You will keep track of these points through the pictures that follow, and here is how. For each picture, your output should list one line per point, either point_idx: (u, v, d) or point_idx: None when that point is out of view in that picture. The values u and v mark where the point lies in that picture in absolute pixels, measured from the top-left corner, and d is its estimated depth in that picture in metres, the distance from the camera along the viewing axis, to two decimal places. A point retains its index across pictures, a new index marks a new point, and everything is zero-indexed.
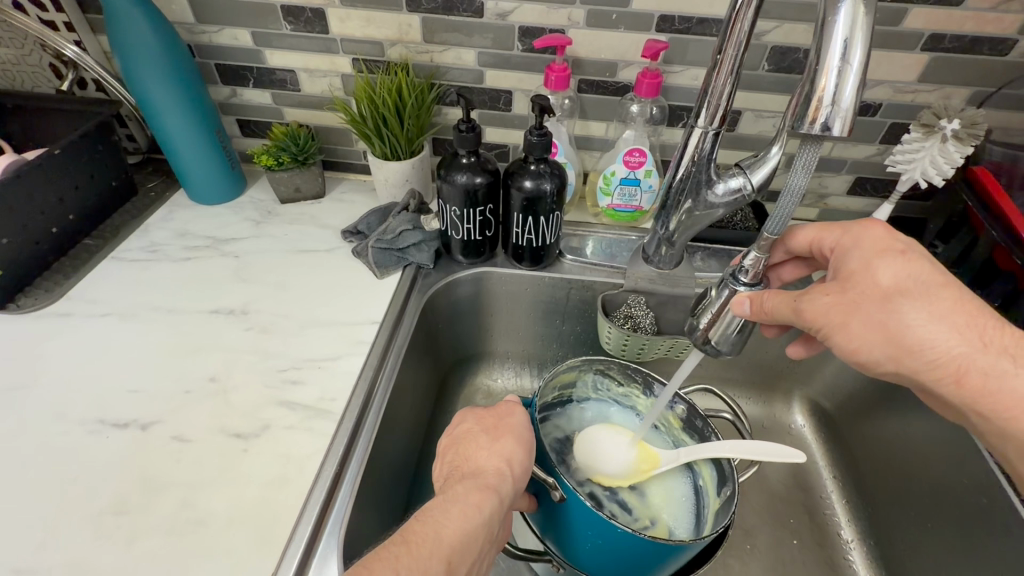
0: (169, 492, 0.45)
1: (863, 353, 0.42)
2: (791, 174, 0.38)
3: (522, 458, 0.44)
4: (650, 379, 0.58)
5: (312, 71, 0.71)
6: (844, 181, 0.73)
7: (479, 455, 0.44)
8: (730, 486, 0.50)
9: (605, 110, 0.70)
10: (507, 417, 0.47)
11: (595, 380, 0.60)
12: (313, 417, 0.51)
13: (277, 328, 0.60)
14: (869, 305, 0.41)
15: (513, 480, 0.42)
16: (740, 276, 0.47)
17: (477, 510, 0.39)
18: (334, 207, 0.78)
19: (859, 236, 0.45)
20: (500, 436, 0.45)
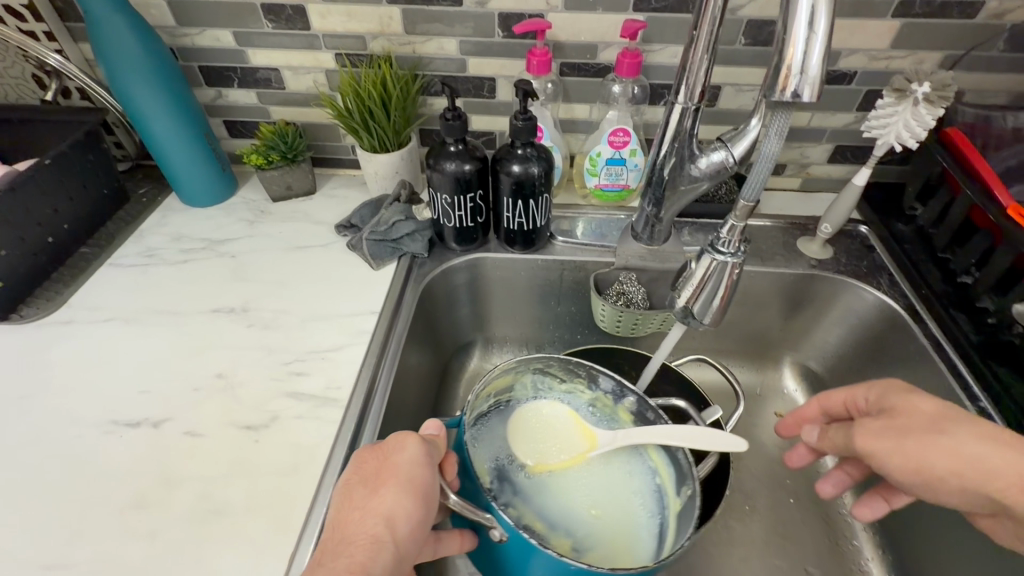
0: (186, 485, 0.47)
1: (927, 472, 0.40)
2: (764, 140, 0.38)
3: (407, 511, 0.41)
4: (593, 374, 0.58)
5: (296, 68, 0.72)
6: (824, 150, 0.75)
7: (355, 518, 0.40)
8: (692, 484, 0.50)
9: (587, 92, 0.71)
10: (385, 464, 0.42)
11: (535, 380, 0.58)
12: (320, 406, 0.53)
13: (278, 323, 0.61)
14: (918, 430, 0.41)
15: (392, 547, 0.39)
16: (718, 247, 0.44)
17: None
18: (326, 202, 0.79)
19: (886, 387, 0.47)
20: (381, 486, 0.41)
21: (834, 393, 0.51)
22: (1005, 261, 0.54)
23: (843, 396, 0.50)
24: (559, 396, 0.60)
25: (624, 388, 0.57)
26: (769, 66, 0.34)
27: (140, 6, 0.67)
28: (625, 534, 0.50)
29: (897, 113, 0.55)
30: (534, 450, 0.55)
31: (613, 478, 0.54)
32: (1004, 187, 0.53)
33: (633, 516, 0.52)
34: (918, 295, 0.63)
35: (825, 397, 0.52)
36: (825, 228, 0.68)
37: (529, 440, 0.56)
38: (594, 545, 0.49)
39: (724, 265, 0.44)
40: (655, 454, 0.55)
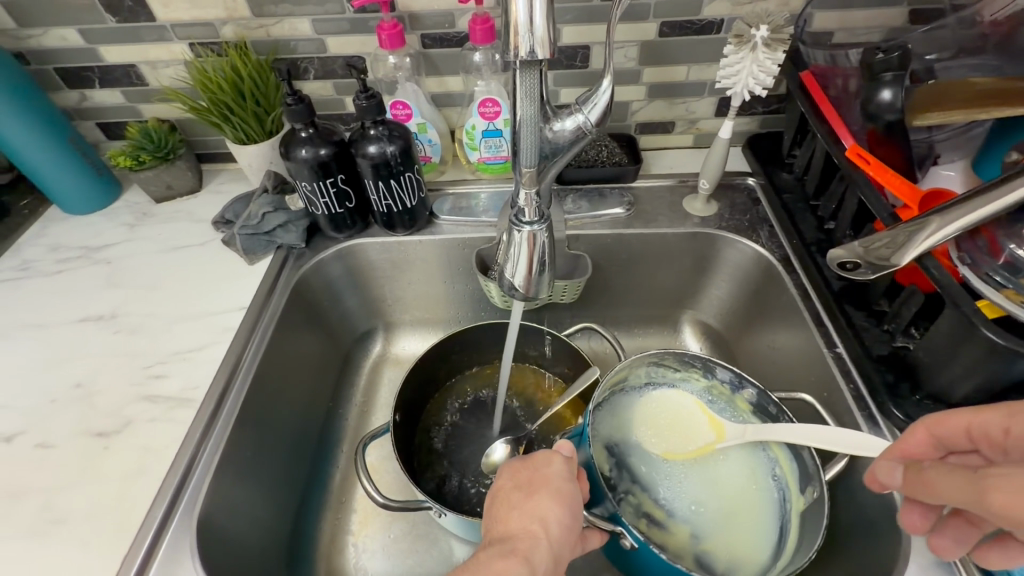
0: (31, 497, 0.47)
1: None
2: (518, 104, 0.39)
3: (556, 516, 0.41)
4: (710, 364, 0.57)
5: (153, 63, 0.69)
6: (709, 104, 0.73)
7: (510, 517, 0.41)
8: (818, 486, 0.49)
9: (455, 63, 0.69)
10: (545, 467, 0.44)
11: (649, 370, 0.58)
12: (176, 407, 0.53)
13: (145, 327, 0.60)
14: None
15: (547, 545, 0.39)
16: (520, 216, 0.44)
17: None
18: (210, 199, 0.77)
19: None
20: (534, 491, 0.42)
21: (955, 416, 0.36)
22: (854, 203, 0.53)
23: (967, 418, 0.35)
24: (675, 384, 0.59)
25: (744, 380, 0.56)
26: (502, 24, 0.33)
27: None
28: (748, 528, 0.51)
29: (743, 61, 0.53)
30: (661, 437, 0.55)
31: (737, 472, 0.54)
32: (847, 128, 0.53)
33: (758, 507, 0.52)
34: (792, 245, 0.63)
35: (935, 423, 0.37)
36: (704, 183, 0.67)
37: (649, 429, 0.56)
38: (712, 536, 0.50)
39: (533, 234, 0.44)
40: (777, 448, 0.53)
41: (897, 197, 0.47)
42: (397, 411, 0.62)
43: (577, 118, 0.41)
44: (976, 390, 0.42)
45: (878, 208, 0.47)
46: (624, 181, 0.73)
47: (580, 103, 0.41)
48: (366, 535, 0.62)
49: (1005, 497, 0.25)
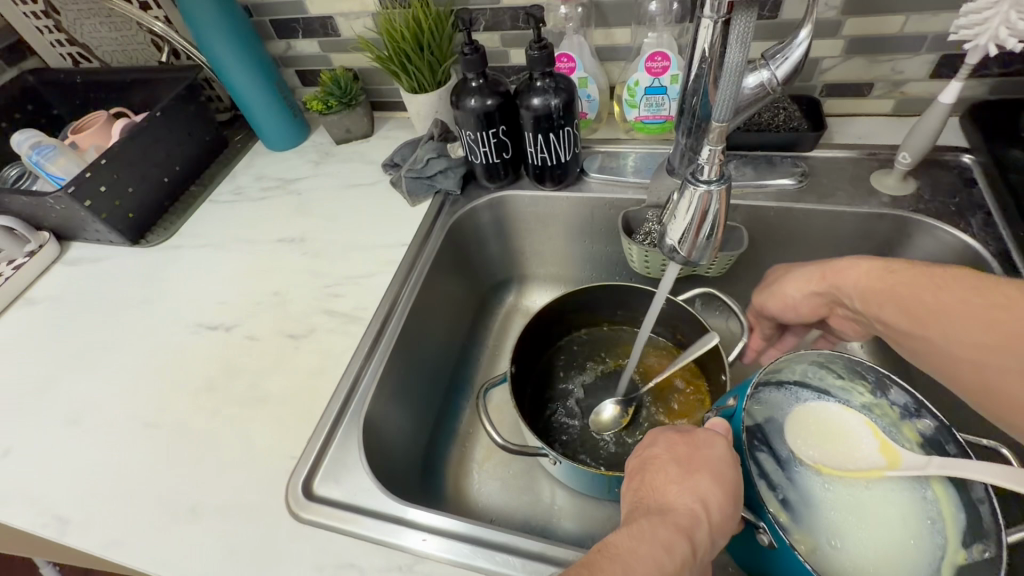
0: (243, 376, 0.58)
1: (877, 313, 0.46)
2: (729, 50, 0.37)
3: (718, 500, 0.40)
4: (886, 382, 0.49)
5: (346, 14, 0.77)
6: (924, 63, 0.62)
7: (669, 491, 0.42)
8: (991, 545, 0.41)
9: (625, 13, 0.66)
10: (705, 450, 0.43)
11: (807, 369, 0.51)
12: (349, 322, 0.61)
13: (326, 252, 0.70)
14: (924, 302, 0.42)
15: (709, 528, 0.39)
16: (699, 174, 0.42)
17: (666, 554, 0.37)
18: (380, 143, 0.85)
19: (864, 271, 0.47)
20: (694, 470, 0.42)
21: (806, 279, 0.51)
22: None
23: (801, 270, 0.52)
24: (830, 391, 0.53)
25: (923, 406, 0.47)
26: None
27: None
28: (884, 567, 0.44)
29: (994, 7, 0.44)
30: (811, 444, 0.50)
31: (890, 506, 0.47)
32: None
33: (901, 549, 0.45)
34: (1016, 239, 0.52)
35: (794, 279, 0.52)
36: (903, 157, 0.58)
37: (796, 432, 0.51)
38: (842, 561, 0.44)
39: (708, 195, 0.41)
40: (941, 489, 0.46)
41: None
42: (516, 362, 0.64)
43: (761, 74, 0.44)
44: None
45: None
46: (798, 149, 0.65)
47: (769, 59, 0.44)
48: (489, 466, 0.66)
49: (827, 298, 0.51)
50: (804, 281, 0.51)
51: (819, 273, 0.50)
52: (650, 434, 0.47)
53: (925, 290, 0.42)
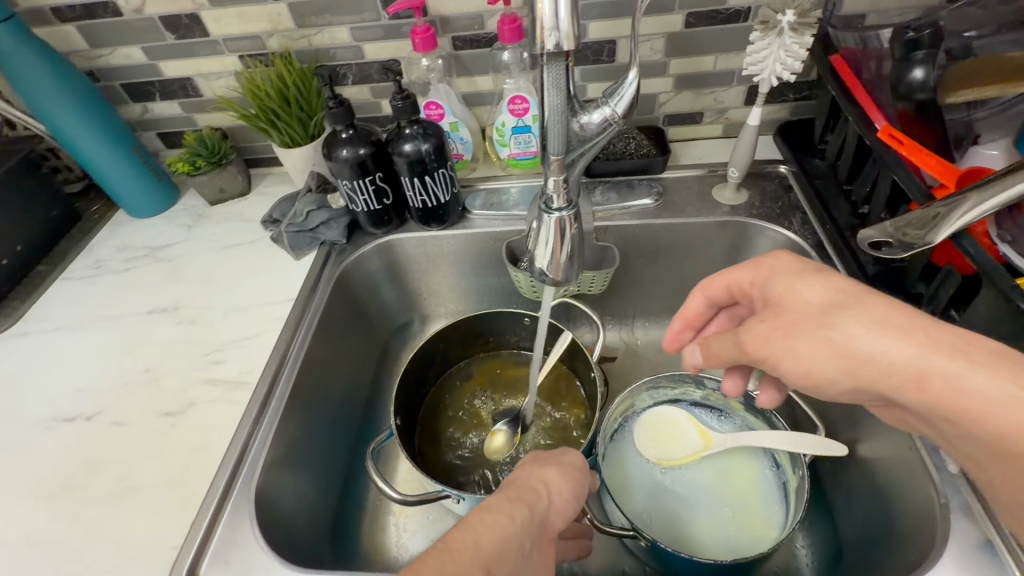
0: (109, 468, 0.52)
1: (817, 375, 0.37)
2: (546, 92, 0.41)
3: (559, 485, 0.45)
4: (700, 379, 0.67)
5: (206, 75, 0.75)
6: (737, 93, 0.73)
7: (519, 475, 0.46)
8: (801, 467, 0.57)
9: (484, 63, 0.72)
10: (557, 453, 0.49)
11: (651, 394, 0.68)
12: (233, 389, 0.57)
13: (203, 318, 0.65)
14: (806, 326, 0.37)
15: (548, 506, 0.43)
16: (551, 204, 0.48)
17: (510, 521, 0.39)
18: (258, 200, 0.83)
19: (791, 320, 0.38)
20: (544, 463, 0.47)
21: (751, 334, 0.40)
22: (887, 184, 0.52)
23: (775, 287, 0.41)
24: (676, 398, 0.69)
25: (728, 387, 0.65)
26: (530, 22, 0.35)
27: (51, 33, 0.71)
28: (756, 512, 0.59)
29: (769, 48, 0.54)
30: (675, 448, 0.65)
31: (742, 475, 0.62)
32: (880, 110, 0.52)
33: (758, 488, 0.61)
34: (826, 231, 0.62)
35: (784, 318, 0.38)
36: (733, 172, 0.67)
37: (662, 444, 0.65)
38: (731, 523, 0.59)
39: (560, 220, 0.48)
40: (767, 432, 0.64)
41: (936, 176, 0.47)
42: (397, 415, 0.64)
43: (604, 110, 0.44)
44: None
45: (913, 189, 0.47)
46: (652, 172, 0.74)
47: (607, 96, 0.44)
48: (406, 514, 0.64)
49: (753, 345, 0.40)
50: (758, 346, 0.39)
51: (821, 325, 0.36)
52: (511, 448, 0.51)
53: (873, 350, 0.34)
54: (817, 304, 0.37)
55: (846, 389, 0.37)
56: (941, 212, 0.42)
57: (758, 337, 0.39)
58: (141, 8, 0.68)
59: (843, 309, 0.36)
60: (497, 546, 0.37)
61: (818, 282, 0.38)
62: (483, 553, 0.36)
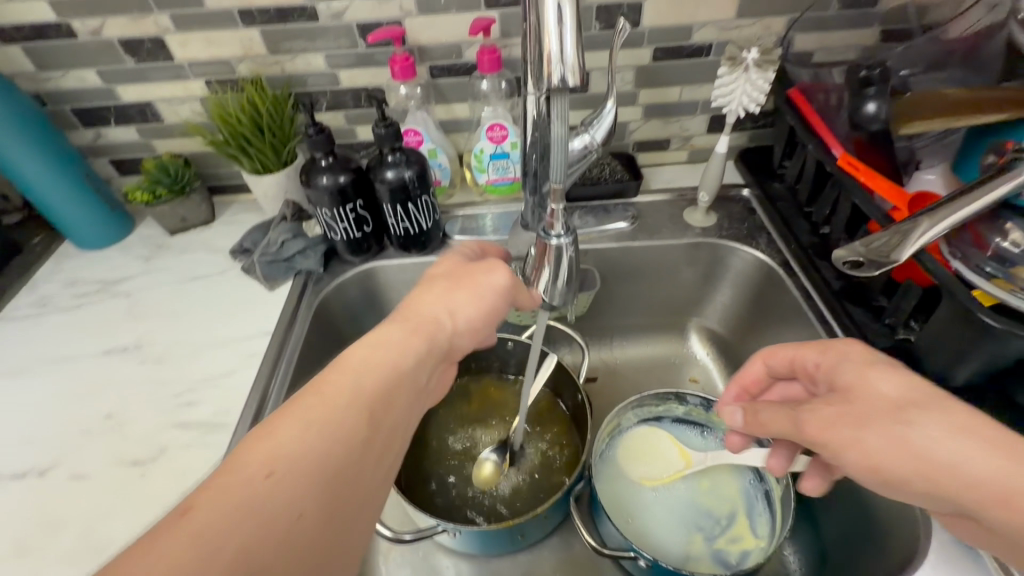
0: (70, 527, 0.47)
1: (886, 471, 0.37)
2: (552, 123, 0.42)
3: (408, 347, 0.39)
4: (682, 394, 0.68)
5: (169, 100, 0.72)
6: (701, 122, 0.77)
7: (356, 354, 0.37)
8: (785, 476, 0.60)
9: (462, 91, 0.73)
10: (472, 272, 0.45)
11: (635, 412, 0.70)
12: (209, 432, 0.54)
13: (170, 356, 0.61)
14: (879, 417, 0.38)
15: (396, 381, 0.37)
16: (549, 231, 0.48)
17: (322, 427, 0.32)
18: (224, 229, 0.79)
19: (866, 408, 0.39)
20: (408, 326, 0.40)
21: (812, 416, 0.41)
22: (847, 207, 0.57)
23: (851, 373, 0.42)
24: (659, 415, 0.71)
25: (710, 400, 0.67)
26: (536, 59, 0.35)
27: None
28: (742, 523, 0.62)
29: (735, 82, 0.58)
30: (659, 467, 0.67)
31: (725, 487, 0.65)
32: (836, 138, 0.56)
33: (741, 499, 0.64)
34: (790, 249, 0.66)
35: (856, 408, 0.39)
36: (703, 196, 0.70)
37: (647, 464, 0.67)
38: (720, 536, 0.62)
39: (560, 247, 0.47)
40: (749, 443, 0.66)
41: (889, 200, 0.51)
42: None
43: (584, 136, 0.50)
44: (975, 373, 0.46)
45: (873, 211, 0.51)
46: (626, 197, 0.76)
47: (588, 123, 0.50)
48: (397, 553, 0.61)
49: (815, 428, 0.40)
50: (820, 428, 0.40)
51: (897, 419, 0.37)
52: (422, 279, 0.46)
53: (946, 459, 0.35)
54: (891, 398, 0.39)
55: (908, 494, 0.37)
56: (899, 235, 0.46)
57: (826, 423, 0.40)
58: (98, 31, 0.65)
59: (919, 408, 0.37)
60: (332, 437, 0.32)
61: (894, 377, 0.40)
62: (312, 450, 0.31)
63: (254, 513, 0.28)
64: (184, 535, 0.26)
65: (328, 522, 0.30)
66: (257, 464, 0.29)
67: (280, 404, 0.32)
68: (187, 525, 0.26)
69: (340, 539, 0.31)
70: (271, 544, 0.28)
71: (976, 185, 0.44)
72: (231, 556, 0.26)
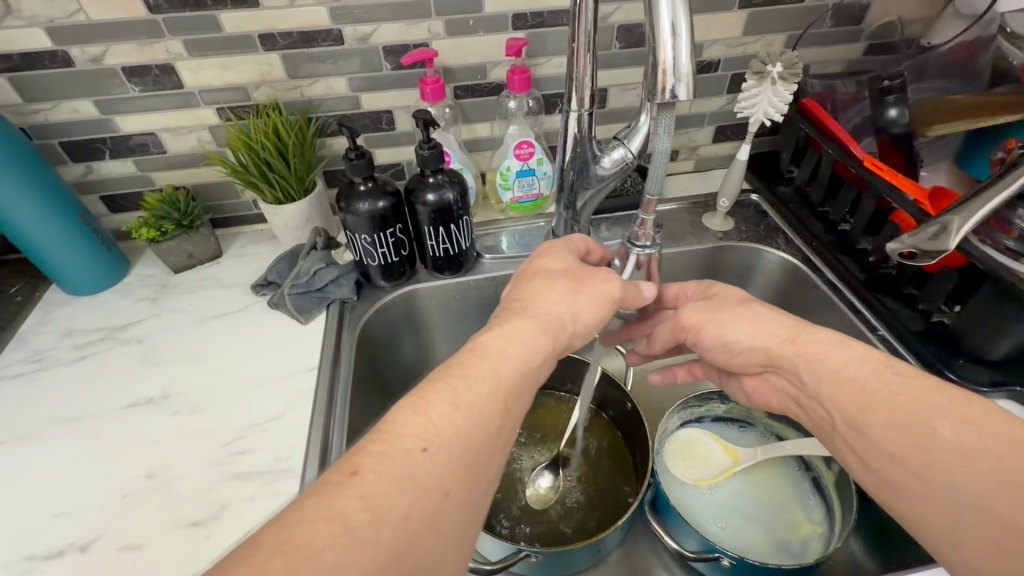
0: None
1: (731, 338, 0.48)
2: (658, 137, 0.46)
3: (539, 348, 0.41)
4: (724, 392, 0.70)
5: (174, 129, 0.67)
6: (708, 132, 0.81)
7: (501, 350, 0.39)
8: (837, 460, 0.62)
9: (485, 111, 0.73)
10: (587, 274, 0.47)
11: (681, 415, 0.70)
12: (273, 481, 0.50)
13: (206, 403, 0.56)
14: (731, 308, 0.49)
15: (532, 382, 0.40)
16: (637, 242, 0.53)
17: (467, 415, 0.34)
18: (235, 263, 0.74)
19: (718, 307, 0.50)
20: (540, 333, 0.41)
21: (688, 313, 0.51)
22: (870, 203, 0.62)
23: (719, 288, 0.53)
24: (702, 415, 0.71)
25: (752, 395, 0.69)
26: (649, 72, 0.42)
27: None
28: (800, 512, 0.63)
29: (761, 89, 0.61)
30: (710, 467, 0.67)
31: (775, 479, 0.66)
32: (854, 141, 0.62)
33: (794, 489, 0.65)
34: (811, 247, 0.70)
35: (719, 302, 0.51)
36: (724, 201, 0.74)
37: (698, 465, 0.67)
38: (782, 528, 0.62)
39: (649, 254, 0.53)
40: (793, 434, 0.68)
41: (910, 194, 0.57)
42: None
43: (621, 150, 0.59)
44: (1014, 347, 0.51)
45: (903, 205, 0.56)
46: None
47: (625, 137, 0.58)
48: None
49: (687, 318, 0.51)
50: (694, 318, 0.50)
51: (742, 308, 0.49)
52: (547, 279, 0.46)
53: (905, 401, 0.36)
54: (747, 296, 0.50)
55: (743, 354, 0.48)
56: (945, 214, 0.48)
57: (693, 311, 0.51)
58: (100, 59, 0.60)
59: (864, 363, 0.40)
60: (476, 418, 0.35)
61: (743, 290, 0.52)
62: (455, 431, 0.33)
63: (404, 483, 0.30)
64: (335, 508, 0.28)
65: (462, 508, 0.33)
66: (411, 438, 0.32)
67: (432, 382, 0.36)
68: (350, 488, 0.29)
69: (471, 526, 0.33)
70: (415, 531, 0.30)
71: (1001, 174, 0.46)
72: (399, 519, 0.29)
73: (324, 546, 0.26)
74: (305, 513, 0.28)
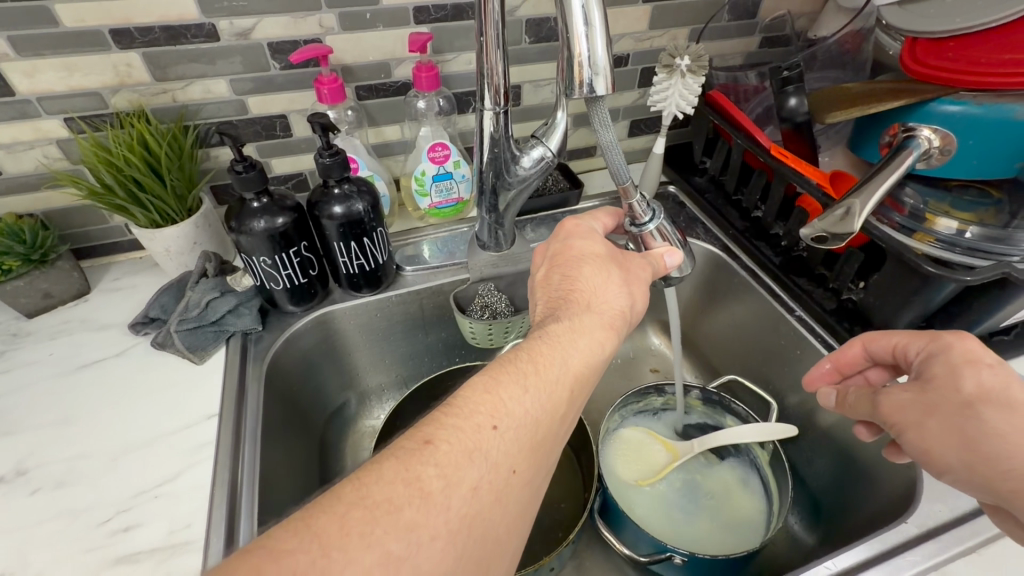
0: None
1: (938, 456, 0.38)
2: (598, 131, 0.42)
3: (605, 341, 0.40)
4: (660, 385, 0.70)
5: (10, 145, 0.56)
6: (624, 127, 0.81)
7: (569, 341, 0.39)
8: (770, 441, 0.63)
9: (393, 112, 0.67)
10: (631, 258, 0.47)
11: (621, 414, 0.69)
12: (167, 559, 0.42)
13: (77, 475, 0.47)
14: (947, 409, 0.38)
15: (597, 375, 0.40)
16: (638, 223, 0.49)
17: (535, 403, 0.35)
18: (107, 299, 0.63)
19: (941, 396, 0.39)
20: (605, 327, 0.41)
21: (903, 393, 0.41)
22: (778, 189, 0.64)
23: (943, 365, 0.40)
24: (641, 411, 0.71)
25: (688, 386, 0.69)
26: (564, 65, 0.39)
27: None
28: (740, 494, 0.64)
29: (671, 86, 0.62)
30: (656, 461, 0.66)
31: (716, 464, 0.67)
32: (758, 129, 0.64)
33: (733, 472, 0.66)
34: (729, 235, 0.72)
35: (929, 396, 0.39)
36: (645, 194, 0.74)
37: (643, 461, 0.66)
38: (726, 513, 0.63)
39: (661, 225, 0.49)
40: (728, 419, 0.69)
41: (814, 179, 0.59)
42: None
43: (541, 150, 0.56)
44: (914, 319, 0.54)
45: (810, 189, 0.58)
46: (569, 205, 0.77)
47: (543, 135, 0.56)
48: None
49: (891, 402, 0.41)
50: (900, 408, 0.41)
51: (962, 414, 0.37)
52: (605, 261, 0.45)
53: None
54: (969, 394, 0.37)
55: (955, 477, 0.39)
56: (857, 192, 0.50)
57: (896, 400, 0.41)
58: None
59: None
60: (543, 404, 0.35)
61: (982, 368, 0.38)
62: (524, 416, 0.34)
63: (476, 455, 0.32)
64: (411, 472, 0.30)
65: (524, 489, 0.33)
66: (482, 415, 0.33)
67: (502, 365, 0.36)
68: (425, 456, 0.30)
69: (526, 509, 0.34)
70: (483, 502, 0.31)
71: (889, 160, 0.51)
72: (469, 489, 0.30)
73: (403, 505, 0.28)
74: (383, 474, 0.29)
